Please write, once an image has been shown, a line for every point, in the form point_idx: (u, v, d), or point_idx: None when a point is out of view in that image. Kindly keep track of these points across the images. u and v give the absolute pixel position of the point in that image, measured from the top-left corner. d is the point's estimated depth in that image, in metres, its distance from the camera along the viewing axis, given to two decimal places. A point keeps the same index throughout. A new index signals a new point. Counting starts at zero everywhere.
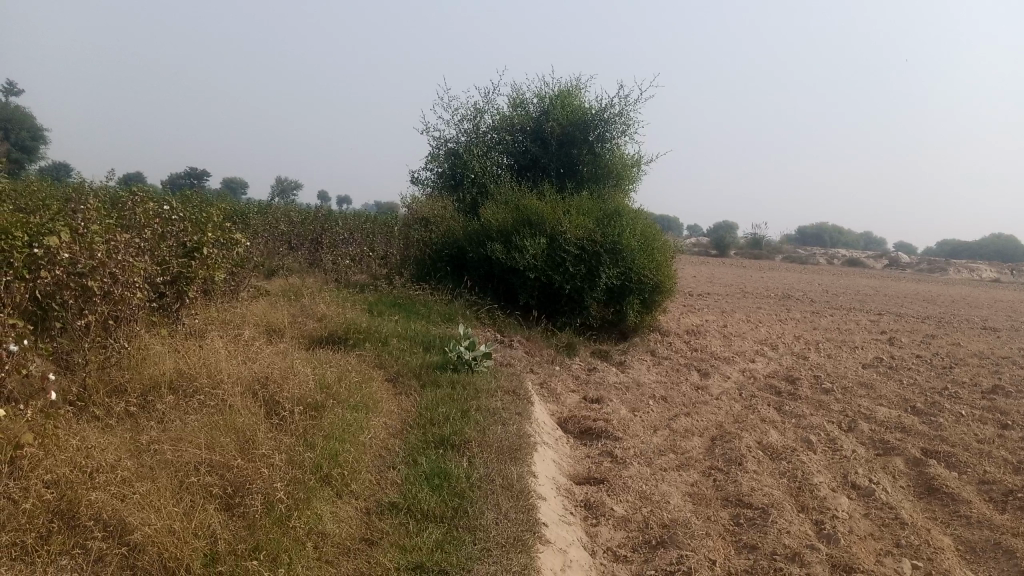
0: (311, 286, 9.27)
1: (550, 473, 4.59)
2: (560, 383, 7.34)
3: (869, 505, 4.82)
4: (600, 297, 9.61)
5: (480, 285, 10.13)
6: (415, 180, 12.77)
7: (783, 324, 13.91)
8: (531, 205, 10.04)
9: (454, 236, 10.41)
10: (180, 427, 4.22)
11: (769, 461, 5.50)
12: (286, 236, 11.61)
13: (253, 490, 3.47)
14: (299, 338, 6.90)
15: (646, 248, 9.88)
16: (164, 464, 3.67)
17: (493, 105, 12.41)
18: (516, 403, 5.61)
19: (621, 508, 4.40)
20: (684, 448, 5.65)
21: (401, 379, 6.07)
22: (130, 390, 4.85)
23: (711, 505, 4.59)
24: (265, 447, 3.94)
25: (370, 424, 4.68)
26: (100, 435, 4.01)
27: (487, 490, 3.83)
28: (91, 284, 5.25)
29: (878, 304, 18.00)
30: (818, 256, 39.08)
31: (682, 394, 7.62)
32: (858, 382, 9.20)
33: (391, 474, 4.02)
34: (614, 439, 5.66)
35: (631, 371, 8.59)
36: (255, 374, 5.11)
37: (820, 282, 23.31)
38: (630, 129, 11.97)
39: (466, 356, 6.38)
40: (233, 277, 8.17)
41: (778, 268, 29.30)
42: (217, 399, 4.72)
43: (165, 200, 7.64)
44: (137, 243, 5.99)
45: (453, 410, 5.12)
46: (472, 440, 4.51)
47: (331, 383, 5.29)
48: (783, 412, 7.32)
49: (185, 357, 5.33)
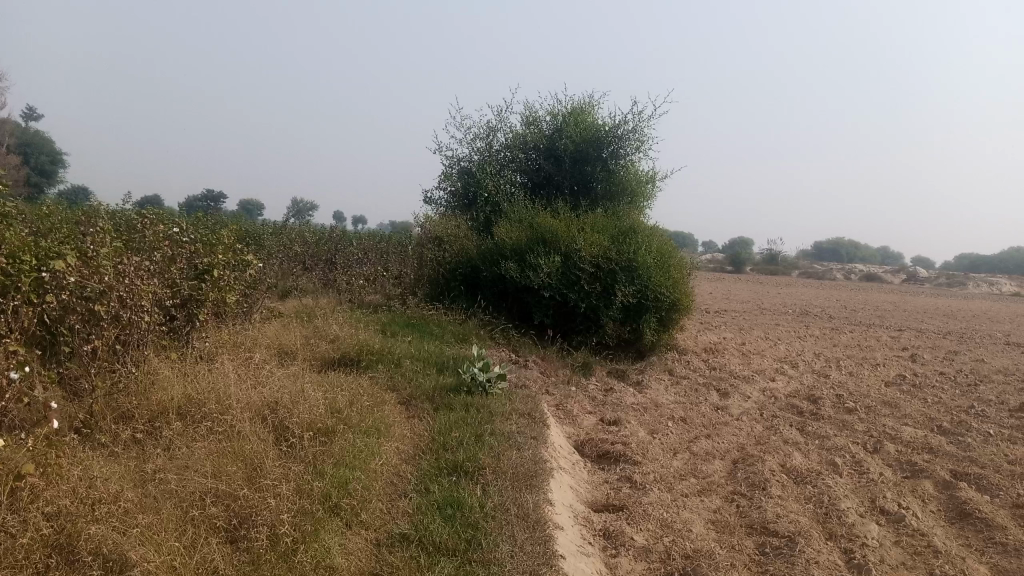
0: (324, 307, 9.18)
1: (568, 501, 4.44)
2: (577, 405, 7.18)
3: (900, 531, 4.63)
4: (616, 316, 9.46)
5: (494, 304, 10.01)
6: (429, 200, 12.72)
7: (802, 341, 13.67)
8: (545, 223, 9.93)
9: (468, 256, 10.32)
10: (186, 455, 4.12)
11: (794, 486, 5.32)
12: (300, 257, 11.56)
13: (259, 522, 3.35)
14: (311, 360, 6.79)
15: (662, 265, 9.74)
16: (168, 495, 3.55)
17: (506, 123, 12.36)
18: (531, 427, 5.46)
19: (642, 537, 4.24)
20: (705, 472, 5.48)
21: (413, 402, 5.94)
22: (137, 416, 4.75)
23: (735, 533, 4.42)
24: (274, 475, 3.82)
25: (381, 450, 4.56)
26: (105, 464, 3.90)
27: (502, 520, 3.69)
28: (99, 308, 5.19)
29: (899, 320, 17.73)
30: (836, 271, 38.74)
31: (701, 415, 7.44)
32: (881, 401, 8.98)
33: (403, 503, 3.89)
34: (632, 463, 5.50)
35: (648, 391, 8.43)
36: (265, 399, 5.00)
37: (838, 298, 23.06)
38: (644, 146, 11.85)
39: (480, 378, 6.24)
40: (245, 299, 8.10)
41: (794, 284, 29.00)
42: (225, 425, 4.61)
43: (177, 222, 7.59)
44: (147, 266, 5.92)
45: (467, 435, 4.98)
46: (486, 466, 4.37)
47: (342, 408, 5.16)
48: (806, 433, 7.12)
49: (194, 381, 5.24)
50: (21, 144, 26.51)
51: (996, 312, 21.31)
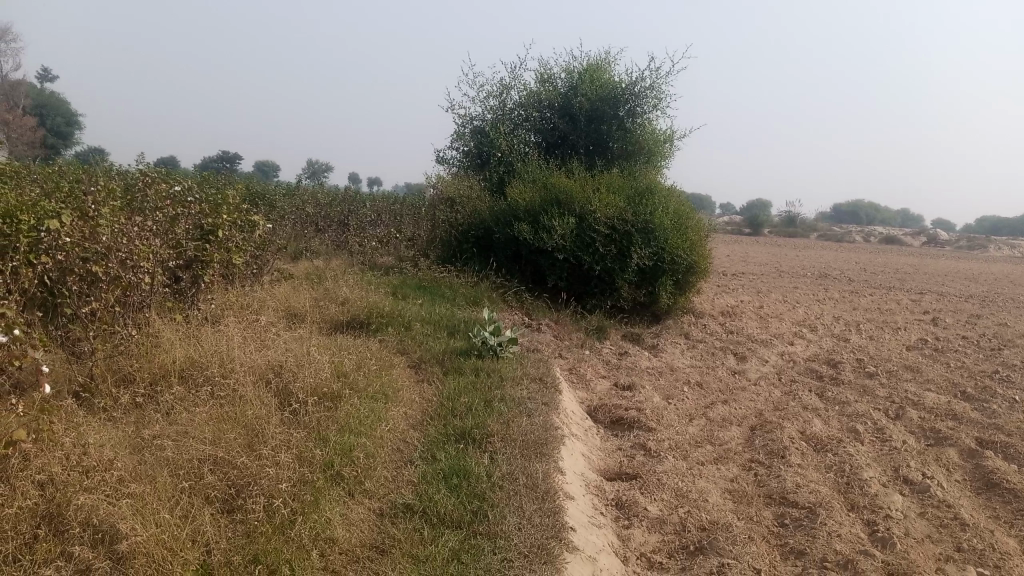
0: (335, 269, 9.04)
1: (579, 469, 4.30)
2: (590, 369, 7.03)
3: (925, 502, 4.46)
4: (631, 279, 9.27)
5: (507, 266, 9.82)
6: (442, 160, 12.47)
7: (821, 304, 13.42)
8: (559, 183, 9.68)
9: (480, 217, 10.09)
10: (186, 420, 3.99)
11: (814, 454, 5.15)
12: (312, 218, 11.38)
13: (256, 490, 3.24)
14: (320, 323, 6.66)
15: (679, 227, 9.50)
16: (164, 463, 3.43)
17: (520, 80, 12.05)
18: (543, 392, 5.30)
19: (656, 507, 4.09)
20: (721, 439, 5.32)
21: (423, 366, 5.81)
22: (138, 380, 4.62)
23: (753, 504, 4.26)
24: (274, 442, 3.69)
25: (387, 416, 4.43)
26: (102, 429, 3.78)
27: (510, 490, 3.54)
28: (97, 269, 5.05)
29: (920, 283, 17.40)
30: (855, 234, 38.18)
31: (719, 380, 7.27)
32: (903, 366, 8.78)
33: (408, 471, 3.76)
34: (646, 429, 5.35)
35: (664, 355, 8.26)
36: (269, 362, 4.87)
37: (858, 260, 22.71)
38: (662, 103, 11.51)
39: (491, 342, 6.08)
40: (254, 260, 7.96)
41: (812, 247, 28.61)
42: (227, 389, 4.49)
43: (181, 182, 7.41)
44: (149, 226, 5.77)
45: (476, 400, 4.84)
46: (495, 434, 4.22)
47: (348, 372, 5.02)
48: (826, 399, 6.94)
49: (196, 344, 5.11)
50: (36, 107, 26.38)
51: (1019, 276, 20.84)
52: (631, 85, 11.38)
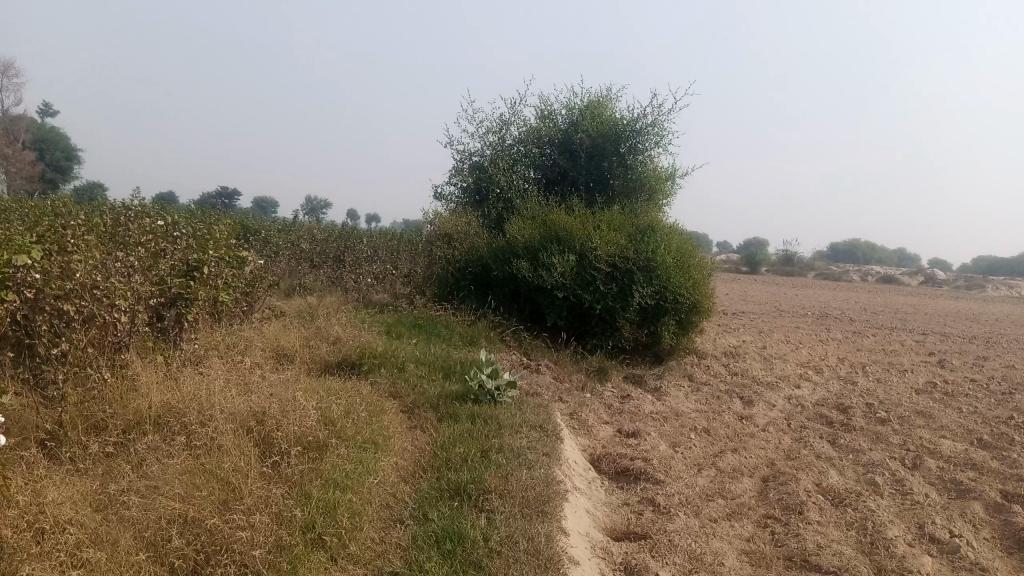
0: (328, 306, 8.75)
1: (583, 529, 3.97)
2: (592, 414, 6.70)
3: (956, 565, 4.15)
4: (633, 318, 9.00)
5: (506, 305, 9.51)
6: (439, 196, 12.25)
7: (824, 345, 13.11)
8: (559, 220, 9.45)
9: (478, 254, 9.83)
10: (157, 473, 3.67)
11: (833, 509, 4.83)
12: (307, 254, 11.11)
13: (228, 557, 2.93)
14: (311, 364, 6.37)
15: (681, 265, 9.25)
16: (128, 524, 3.12)
17: (519, 116, 11.90)
18: (544, 441, 4.98)
19: (669, 572, 3.76)
20: (733, 492, 4.99)
21: (416, 411, 5.49)
22: (110, 427, 4.29)
23: (772, 568, 3.94)
24: (250, 500, 3.36)
25: (378, 467, 4.11)
26: (62, 484, 3.45)
27: (510, 557, 3.22)
28: (71, 306, 4.73)
29: (922, 323, 17.13)
30: (853, 273, 37.96)
31: (726, 426, 6.94)
32: (915, 411, 8.45)
33: (397, 532, 3.45)
34: (654, 481, 5.03)
35: (668, 399, 7.94)
36: (252, 409, 4.55)
37: (858, 300, 22.42)
38: (664, 140, 11.33)
39: (488, 386, 5.77)
40: (244, 297, 7.67)
41: (812, 286, 28.32)
42: (205, 438, 4.17)
43: (167, 217, 7.14)
44: (129, 262, 5.49)
45: (472, 450, 4.53)
46: (493, 490, 3.90)
47: (337, 419, 4.71)
48: (838, 447, 6.62)
49: (175, 387, 4.78)
50: (36, 141, 26.15)
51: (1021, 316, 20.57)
52: (633, 121, 11.22)
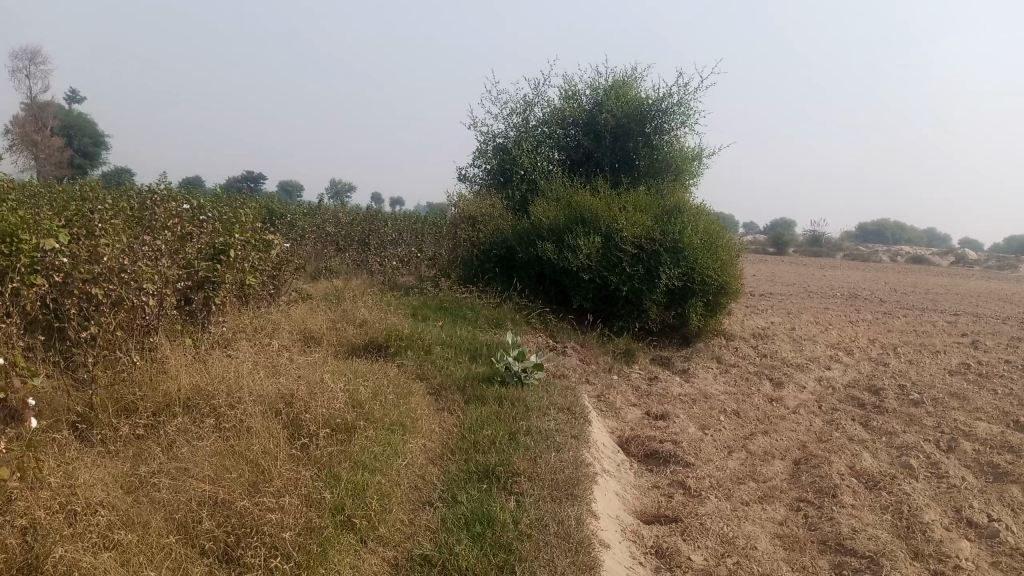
0: (354, 289, 8.76)
1: (613, 512, 3.93)
2: (619, 396, 6.65)
3: (995, 550, 4.06)
4: (660, 299, 8.91)
5: (531, 287, 9.46)
6: (464, 178, 12.20)
7: (854, 326, 12.93)
8: (584, 202, 9.36)
9: (503, 236, 9.77)
10: (186, 455, 3.67)
11: (867, 493, 4.75)
12: (332, 238, 11.12)
13: (259, 538, 2.92)
14: (337, 346, 6.37)
15: (708, 246, 9.13)
16: (159, 506, 3.12)
17: (543, 97, 11.78)
18: (572, 423, 4.94)
19: (701, 556, 3.71)
20: (765, 474, 4.92)
21: (443, 393, 5.48)
22: (140, 410, 4.31)
23: (806, 552, 3.88)
24: (280, 482, 3.35)
25: (406, 449, 4.10)
26: (93, 465, 3.47)
27: (540, 540, 3.19)
28: (98, 290, 4.75)
29: (953, 304, 16.87)
30: (882, 253, 37.43)
31: (755, 408, 6.86)
32: (948, 392, 8.30)
33: (426, 514, 3.43)
34: (684, 464, 4.97)
35: (696, 381, 7.86)
36: (281, 391, 4.55)
37: (887, 281, 22.09)
38: (691, 120, 11.15)
39: (515, 368, 5.74)
40: (271, 281, 7.69)
41: (840, 267, 27.95)
42: (234, 420, 4.18)
43: (194, 200, 7.16)
44: (156, 245, 5.49)
45: (499, 433, 4.50)
46: (522, 472, 3.86)
47: (364, 401, 4.70)
48: (870, 429, 6.52)
49: (203, 370, 4.80)
50: (64, 128, 26.40)
51: None
52: (659, 101, 11.06)
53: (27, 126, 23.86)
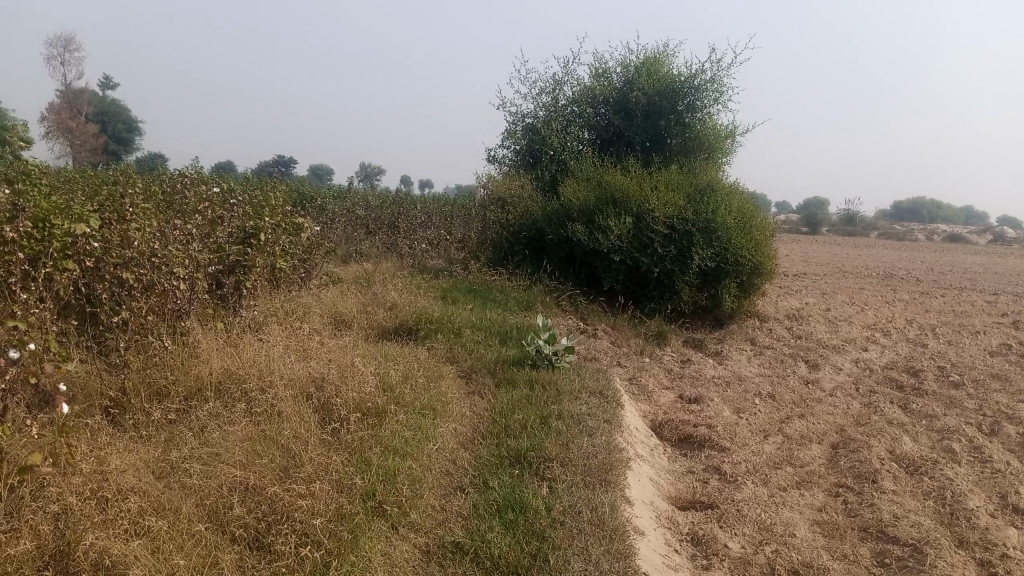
0: (384, 272, 8.74)
1: (647, 498, 3.86)
2: (651, 379, 6.56)
3: None
4: (693, 281, 8.78)
5: (561, 269, 9.37)
6: (493, 159, 12.10)
7: (891, 306, 12.67)
8: (615, 181, 9.23)
9: (532, 217, 9.69)
10: (217, 440, 3.66)
11: (909, 478, 4.63)
12: (363, 221, 11.12)
13: (289, 525, 2.90)
14: (368, 330, 6.35)
15: (742, 226, 8.96)
16: (190, 492, 3.11)
17: (573, 75, 11.62)
18: (604, 407, 4.87)
19: (738, 543, 3.63)
20: (802, 459, 4.82)
21: (473, 377, 5.43)
22: (172, 394, 4.31)
23: (847, 539, 3.78)
24: (310, 468, 3.33)
25: (437, 434, 4.06)
26: (125, 451, 3.47)
27: (573, 528, 3.14)
28: (130, 274, 4.76)
29: (992, 283, 16.48)
30: (919, 232, 36.74)
31: (791, 391, 6.73)
32: (990, 374, 8.10)
33: (458, 500, 3.39)
34: (719, 449, 4.88)
35: (730, 363, 7.74)
36: (311, 375, 4.52)
37: (924, 260, 21.68)
38: (724, 96, 10.93)
39: (546, 351, 5.66)
40: (301, 264, 7.69)
41: (876, 246, 27.47)
42: (265, 405, 4.16)
43: (224, 184, 7.15)
44: (186, 229, 5.49)
45: (531, 417, 4.44)
46: (555, 458, 3.80)
47: (394, 385, 4.66)
48: (910, 412, 6.37)
49: (234, 354, 4.79)
50: (98, 113, 26.65)
51: None
52: (691, 77, 10.85)
53: (64, 113, 24.19)
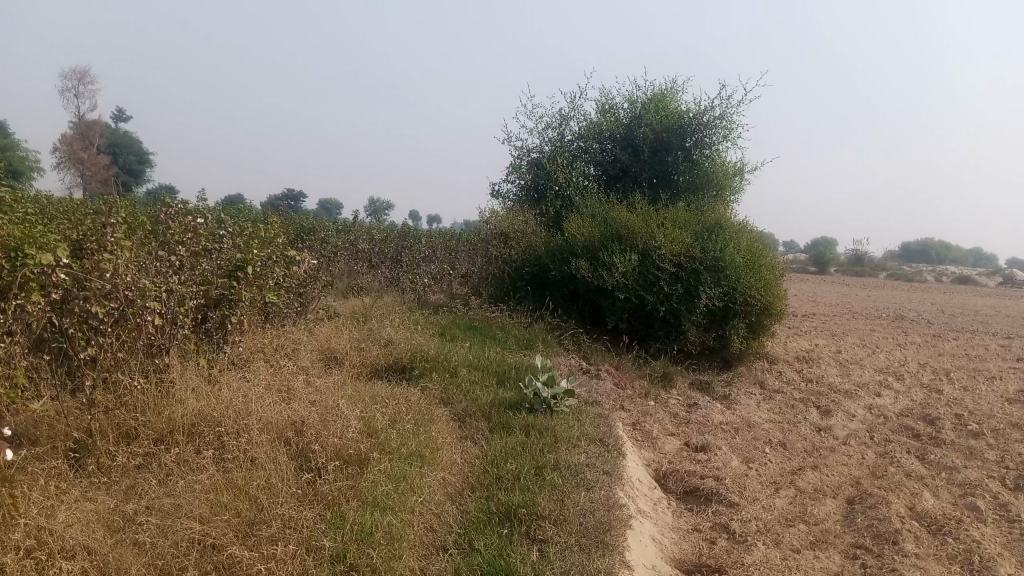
0: (382, 307, 8.48)
1: (648, 561, 3.55)
2: (657, 425, 6.24)
3: None
4: (700, 321, 8.48)
5: (565, 307, 9.11)
6: (497, 194, 11.92)
7: (903, 349, 12.32)
8: (621, 217, 8.99)
9: (535, 253, 9.45)
10: (182, 488, 3.38)
11: (931, 538, 4.29)
12: (365, 254, 10.89)
13: None
14: (359, 368, 6.07)
15: (752, 265, 8.68)
16: (142, 550, 2.85)
17: (580, 111, 11.49)
18: (604, 456, 4.56)
19: None
20: (816, 516, 4.49)
21: (467, 421, 5.13)
22: (141, 437, 4.03)
23: None
24: (278, 524, 3.04)
25: (422, 485, 3.75)
26: (79, 500, 3.20)
27: None
28: (100, 308, 4.47)
29: (1004, 326, 16.16)
30: (928, 273, 36.47)
31: (802, 439, 6.40)
32: (1010, 422, 7.74)
33: (440, 564, 3.09)
34: (727, 504, 4.55)
35: (738, 408, 7.41)
36: (291, 419, 4.22)
37: (934, 301, 21.36)
38: (733, 134, 10.76)
39: (544, 395, 5.35)
40: (297, 298, 7.43)
41: (886, 286, 27.16)
42: (239, 451, 3.86)
43: (216, 215, 6.91)
44: (166, 263, 5.25)
45: (525, 468, 4.14)
46: (549, 516, 3.49)
47: (381, 429, 4.36)
48: (928, 463, 6.01)
49: (211, 393, 4.50)
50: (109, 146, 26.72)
51: None
52: (700, 114, 10.68)
53: (75, 145, 24.27)
